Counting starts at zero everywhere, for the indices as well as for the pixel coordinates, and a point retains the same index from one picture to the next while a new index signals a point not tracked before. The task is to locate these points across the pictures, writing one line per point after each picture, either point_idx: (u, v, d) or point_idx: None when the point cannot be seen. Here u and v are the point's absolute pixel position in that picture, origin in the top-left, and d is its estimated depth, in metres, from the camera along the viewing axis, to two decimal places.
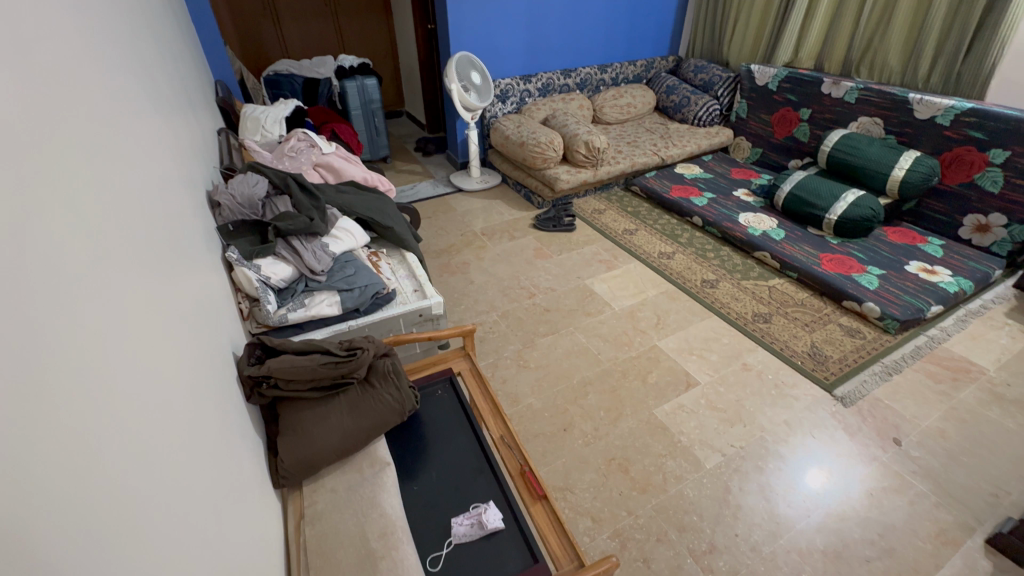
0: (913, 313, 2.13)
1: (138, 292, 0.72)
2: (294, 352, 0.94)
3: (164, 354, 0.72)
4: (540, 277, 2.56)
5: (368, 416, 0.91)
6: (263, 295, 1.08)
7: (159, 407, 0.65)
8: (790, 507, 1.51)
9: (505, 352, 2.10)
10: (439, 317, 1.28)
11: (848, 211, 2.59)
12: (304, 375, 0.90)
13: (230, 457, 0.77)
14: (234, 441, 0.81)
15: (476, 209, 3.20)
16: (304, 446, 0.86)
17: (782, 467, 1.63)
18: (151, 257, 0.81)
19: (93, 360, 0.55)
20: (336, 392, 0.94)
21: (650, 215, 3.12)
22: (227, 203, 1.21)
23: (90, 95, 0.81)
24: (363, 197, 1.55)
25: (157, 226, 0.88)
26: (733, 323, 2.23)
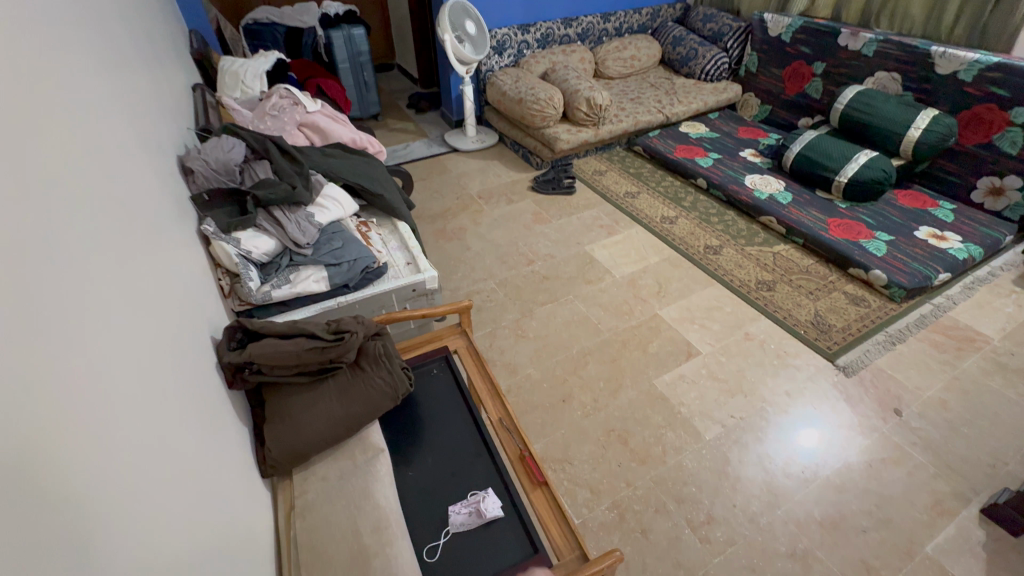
0: (921, 282, 2.08)
1: (121, 280, 0.69)
2: (278, 335, 0.88)
3: (153, 343, 0.69)
4: (538, 243, 2.48)
5: (358, 403, 0.85)
6: (244, 272, 1.01)
7: (147, 397, 0.62)
8: (783, 470, 1.53)
9: (503, 321, 2.06)
10: (433, 292, 1.21)
11: (860, 173, 2.49)
12: (287, 360, 0.84)
13: (217, 448, 0.74)
14: (220, 430, 0.77)
15: (472, 170, 3.07)
16: (292, 435, 0.81)
17: (776, 429, 1.65)
18: (131, 239, 0.76)
19: (76, 356, 0.52)
20: (324, 377, 0.88)
21: (653, 177, 3.00)
22: (201, 169, 1.10)
23: (49, 56, 0.74)
24: (352, 161, 1.44)
25: (127, 198, 0.81)
26: (736, 291, 2.18)
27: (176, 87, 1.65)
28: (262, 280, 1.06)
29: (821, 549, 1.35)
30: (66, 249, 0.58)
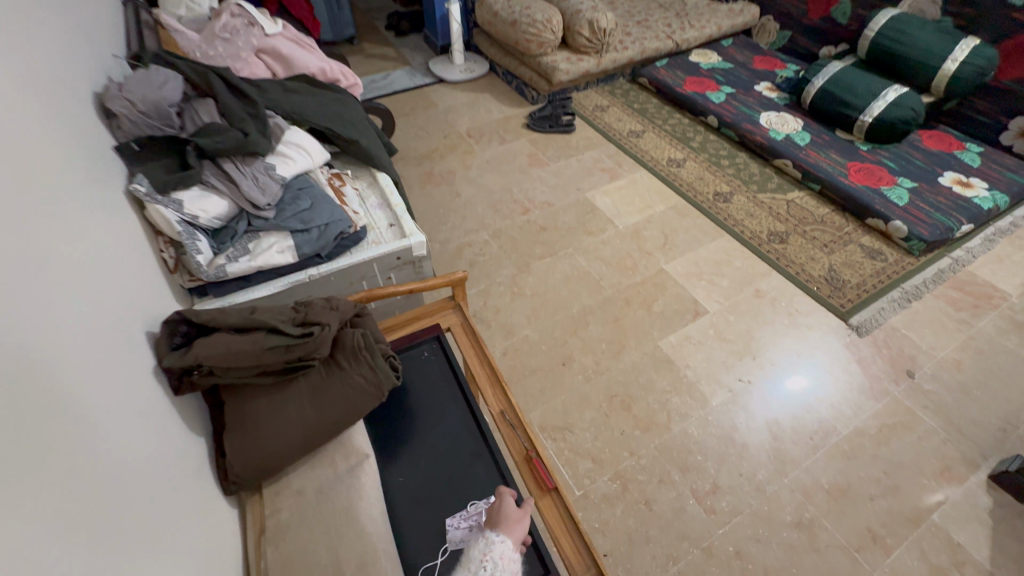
0: (943, 234, 1.95)
1: (36, 260, 0.56)
2: (232, 328, 0.72)
3: (81, 337, 0.58)
4: (535, 189, 2.28)
5: (335, 407, 0.71)
6: (191, 244, 0.84)
7: (72, 406, 0.52)
8: (765, 409, 1.54)
9: (497, 277, 1.90)
10: (421, 259, 1.06)
11: (886, 111, 2.27)
12: (244, 360, 0.69)
13: (155, 460, 0.61)
14: (162, 445, 0.64)
15: (460, 105, 2.78)
16: (257, 448, 0.68)
17: (764, 372, 1.63)
18: (49, 204, 0.62)
19: None
20: (291, 377, 0.73)
21: (659, 113, 2.74)
22: (126, 113, 0.87)
23: None
24: (319, 99, 1.21)
25: (35, 147, 0.64)
26: (747, 243, 2.04)
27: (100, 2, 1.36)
28: (215, 250, 0.88)
29: (828, 519, 1.32)
30: None
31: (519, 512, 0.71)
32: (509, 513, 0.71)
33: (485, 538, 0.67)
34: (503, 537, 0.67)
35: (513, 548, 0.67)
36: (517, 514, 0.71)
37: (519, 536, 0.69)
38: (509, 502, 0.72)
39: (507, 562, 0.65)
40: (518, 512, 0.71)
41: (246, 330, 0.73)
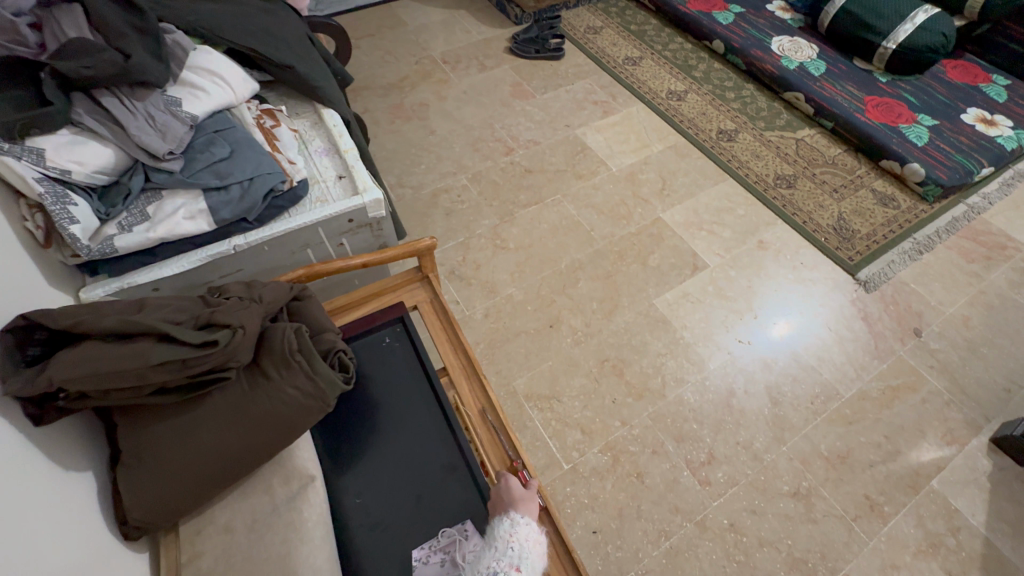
0: (962, 178, 1.80)
1: None
2: (105, 335, 0.53)
3: None
4: (518, 125, 2.02)
5: (263, 429, 0.56)
6: (60, 210, 0.64)
7: None
8: (748, 360, 1.46)
9: (477, 229, 1.71)
10: (380, 220, 0.87)
11: (914, 37, 2.03)
12: (118, 382, 0.51)
13: (17, 511, 0.45)
14: (29, 476, 0.48)
15: (433, 23, 2.42)
16: (160, 486, 0.53)
17: (754, 318, 1.55)
18: None
19: None
20: (199, 396, 0.56)
21: (659, 36, 2.43)
22: None
23: None
24: (240, 9, 0.94)
25: None
26: (750, 188, 1.86)
27: None
28: (106, 218, 0.70)
29: (826, 487, 1.26)
30: None
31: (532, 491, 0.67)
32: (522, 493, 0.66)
33: (509, 517, 0.63)
34: (527, 517, 0.63)
35: (535, 525, 0.65)
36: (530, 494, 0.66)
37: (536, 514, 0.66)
38: (515, 484, 0.67)
39: (532, 543, 0.62)
40: (528, 491, 0.67)
41: (126, 337, 0.53)
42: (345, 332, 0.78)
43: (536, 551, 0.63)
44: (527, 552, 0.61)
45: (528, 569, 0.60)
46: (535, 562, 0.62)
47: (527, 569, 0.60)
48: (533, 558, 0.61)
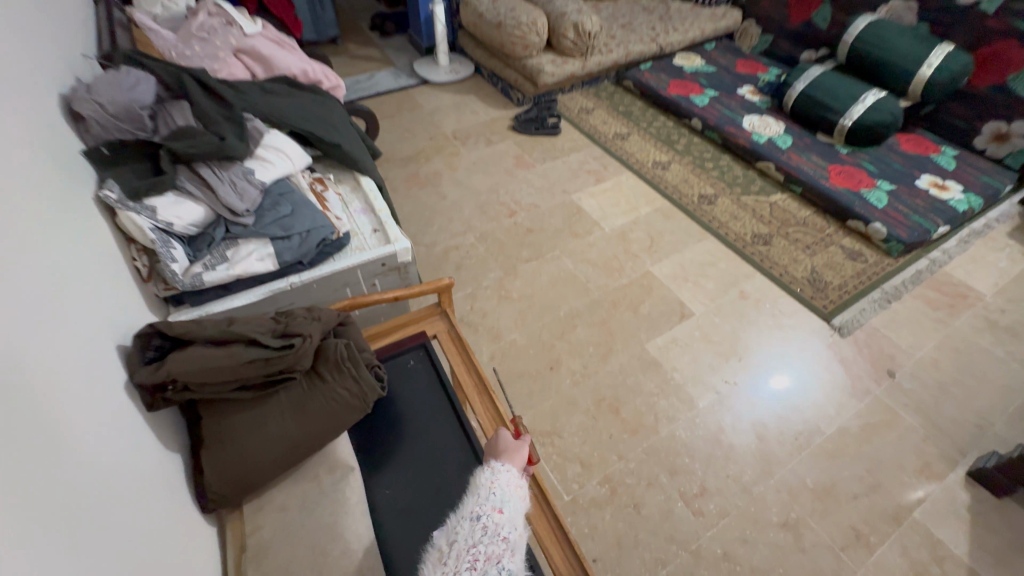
0: (921, 236, 1.99)
1: (71, 284, 0.63)
2: (209, 343, 0.71)
3: (103, 349, 0.64)
4: (521, 191, 2.27)
5: (317, 420, 0.70)
6: (165, 252, 0.83)
7: (100, 410, 0.58)
8: (750, 411, 1.55)
9: (484, 281, 1.89)
10: (406, 266, 1.04)
11: (867, 115, 2.32)
12: (218, 377, 0.68)
13: (150, 476, 0.62)
14: (153, 454, 0.65)
15: (445, 106, 2.76)
16: (233, 464, 0.66)
17: (752, 379, 1.63)
18: (79, 235, 0.71)
19: (31, 372, 0.50)
20: (272, 392, 0.72)
21: (644, 116, 2.75)
22: (94, 119, 0.82)
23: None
24: (300, 101, 1.19)
25: (62, 182, 0.72)
26: (730, 245, 2.06)
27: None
28: (192, 258, 0.88)
29: (813, 518, 1.33)
30: None
31: (518, 442, 0.76)
32: (507, 445, 0.75)
33: (491, 467, 0.71)
34: (507, 465, 0.72)
35: (518, 474, 0.72)
36: (514, 445, 0.75)
37: (520, 463, 0.74)
38: (505, 436, 0.76)
39: (514, 487, 0.69)
40: (516, 444, 0.76)
41: (224, 344, 0.72)
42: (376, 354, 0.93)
43: (520, 495, 0.69)
44: (509, 495, 0.68)
45: (511, 509, 0.66)
46: (519, 504, 0.69)
47: (509, 508, 0.66)
48: (515, 499, 0.68)
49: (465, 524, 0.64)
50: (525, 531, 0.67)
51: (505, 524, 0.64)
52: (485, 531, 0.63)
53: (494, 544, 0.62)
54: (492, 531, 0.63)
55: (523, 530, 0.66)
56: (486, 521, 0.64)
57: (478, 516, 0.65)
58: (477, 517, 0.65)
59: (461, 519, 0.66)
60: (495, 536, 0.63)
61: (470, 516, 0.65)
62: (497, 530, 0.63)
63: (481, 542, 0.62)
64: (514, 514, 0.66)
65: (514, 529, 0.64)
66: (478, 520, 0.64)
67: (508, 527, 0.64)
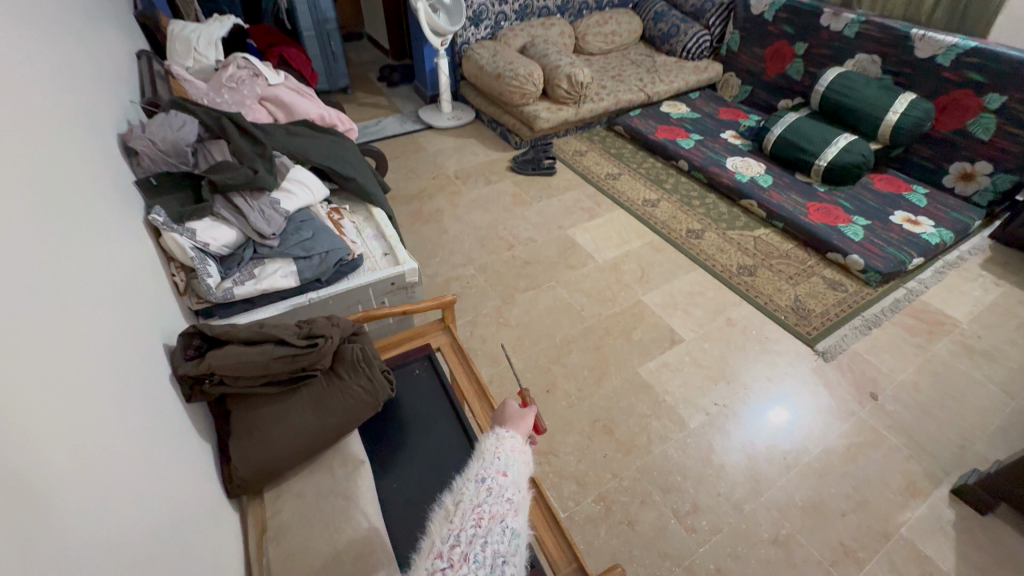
0: (896, 266, 2.11)
1: (126, 317, 0.77)
2: (243, 342, 0.85)
3: (154, 368, 0.77)
4: (518, 226, 2.41)
5: (336, 414, 0.81)
6: (202, 267, 0.96)
7: (153, 418, 0.71)
8: (745, 435, 1.60)
9: (483, 309, 1.99)
10: (413, 285, 1.18)
11: (839, 156, 2.48)
12: (253, 370, 0.81)
13: (190, 470, 0.74)
14: (190, 450, 0.76)
15: (448, 149, 2.95)
16: (260, 451, 0.76)
17: (745, 407, 1.68)
18: (132, 278, 0.85)
19: (101, 388, 0.63)
20: (298, 386, 0.84)
21: (635, 158, 2.94)
22: (145, 151, 1.04)
23: (57, 121, 0.83)
24: (322, 139, 1.36)
25: (118, 234, 0.87)
26: (717, 275, 2.17)
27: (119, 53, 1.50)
28: (223, 274, 1.01)
29: (802, 534, 1.37)
30: None
31: (523, 412, 0.79)
32: (512, 414, 0.79)
33: (496, 434, 0.73)
34: (512, 432, 0.74)
35: (522, 441, 0.74)
36: (519, 414, 0.79)
37: (524, 431, 0.76)
38: (511, 405, 0.80)
39: (518, 453, 0.71)
40: (519, 415, 0.79)
41: (257, 344, 0.85)
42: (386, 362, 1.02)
43: (522, 460, 0.71)
44: (513, 459, 0.69)
45: (515, 472, 0.68)
46: (523, 470, 0.70)
47: (513, 472, 0.67)
48: (519, 464, 0.69)
49: (470, 485, 0.65)
50: (528, 496, 0.68)
51: (510, 486, 0.65)
52: (490, 492, 0.64)
53: (499, 504, 0.62)
54: (497, 492, 0.64)
55: (526, 494, 0.67)
56: (491, 482, 0.65)
57: (483, 478, 0.66)
58: (482, 479, 0.65)
59: (466, 481, 0.66)
60: (500, 497, 0.63)
61: (475, 478, 0.66)
62: (502, 491, 0.64)
63: (486, 501, 0.62)
64: (518, 477, 0.67)
65: (517, 491, 0.66)
66: (483, 481, 0.65)
67: (513, 489, 0.65)
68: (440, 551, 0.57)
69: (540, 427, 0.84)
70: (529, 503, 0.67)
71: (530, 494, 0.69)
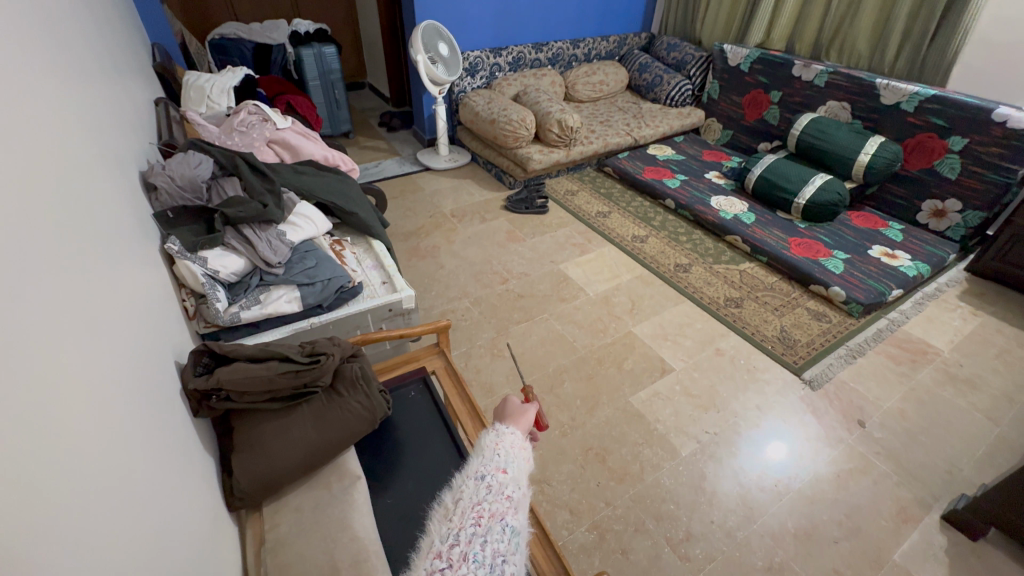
0: (876, 297, 2.18)
1: (143, 344, 0.84)
2: (249, 358, 0.96)
3: (166, 391, 0.83)
4: (513, 261, 2.49)
5: (336, 428, 0.92)
6: (212, 292, 1.11)
7: (164, 438, 0.77)
8: (748, 466, 1.61)
9: (478, 340, 2.03)
10: (410, 312, 1.36)
11: (816, 195, 2.61)
12: (260, 384, 0.90)
13: (198, 487, 0.80)
14: (198, 469, 0.83)
15: (445, 189, 3.07)
16: (263, 466, 0.85)
17: (745, 444, 1.68)
18: (146, 309, 0.92)
19: (124, 406, 0.69)
20: (299, 402, 0.94)
21: (623, 197, 3.07)
22: (165, 187, 1.21)
23: (89, 170, 0.93)
24: (327, 178, 1.59)
25: (133, 268, 0.95)
26: (705, 307, 2.24)
27: (139, 101, 1.61)
28: (230, 299, 1.16)
29: (797, 562, 1.37)
30: None
31: (523, 408, 0.86)
32: (513, 409, 0.86)
33: (496, 431, 0.79)
34: (512, 429, 0.79)
35: (521, 437, 0.79)
36: (519, 410, 0.85)
37: (524, 426, 0.83)
38: (513, 401, 0.87)
39: (517, 449, 0.76)
40: (521, 411, 0.85)
41: (263, 360, 0.96)
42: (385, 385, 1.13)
43: (522, 456, 0.76)
44: (512, 456, 0.74)
45: (513, 469, 0.72)
46: (521, 465, 0.75)
47: (512, 468, 0.72)
48: (518, 460, 0.74)
49: (470, 483, 0.70)
50: (527, 492, 0.73)
51: (508, 483, 0.70)
52: (490, 489, 0.68)
53: (498, 501, 0.67)
54: (497, 490, 0.68)
55: (525, 490, 0.72)
56: (490, 479, 0.70)
57: (482, 475, 0.70)
58: (481, 476, 0.70)
59: (466, 478, 0.71)
60: (499, 494, 0.68)
61: (475, 475, 0.71)
62: (501, 489, 0.69)
63: (485, 499, 0.67)
64: (516, 474, 0.72)
65: (517, 489, 0.70)
66: (483, 478, 0.70)
67: (512, 486, 0.70)
68: (439, 550, 0.61)
69: (540, 423, 0.90)
70: (527, 499, 0.72)
71: (528, 490, 0.74)
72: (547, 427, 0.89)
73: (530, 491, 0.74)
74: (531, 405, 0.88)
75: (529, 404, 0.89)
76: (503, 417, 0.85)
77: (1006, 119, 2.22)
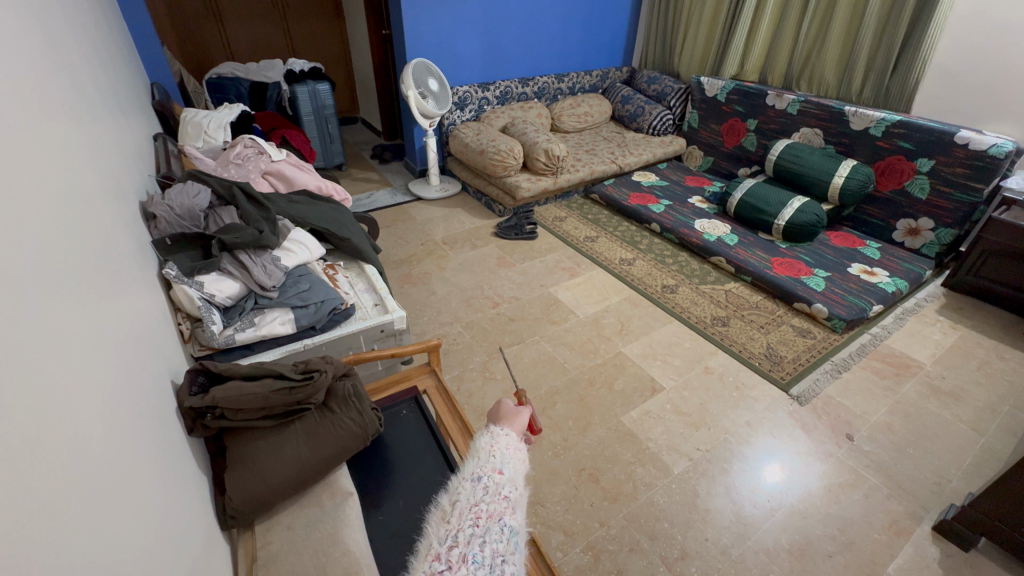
0: (858, 313, 2.23)
1: (146, 367, 0.89)
2: (244, 377, 1.04)
3: (163, 412, 0.87)
4: (503, 286, 2.53)
5: (328, 444, 0.98)
6: (207, 316, 1.19)
7: (165, 455, 0.81)
8: (748, 497, 1.58)
9: (470, 364, 2.05)
10: (400, 333, 1.45)
11: (795, 216, 2.70)
12: (255, 402, 0.98)
13: (195, 504, 0.84)
14: (193, 487, 0.86)
15: (436, 218, 3.14)
16: (254, 484, 0.90)
17: (745, 467, 1.67)
18: (146, 334, 0.96)
19: (132, 425, 0.74)
20: (293, 418, 1.01)
21: (610, 222, 3.15)
22: (164, 215, 1.28)
23: (96, 205, 0.99)
24: (322, 208, 1.70)
25: (133, 294, 0.99)
26: (693, 327, 2.29)
27: (139, 138, 1.67)
28: (225, 323, 1.24)
29: None
30: (18, 300, 0.58)
31: (518, 409, 0.88)
32: (508, 411, 0.88)
33: (491, 433, 0.81)
34: (506, 430, 0.82)
35: (516, 438, 0.82)
36: (514, 412, 0.88)
37: (518, 428, 0.85)
38: (507, 404, 0.89)
39: (512, 450, 0.78)
40: (515, 412, 0.88)
41: (257, 378, 1.04)
42: (377, 404, 1.18)
43: (518, 458, 0.78)
44: (508, 458, 0.76)
45: (509, 470, 0.74)
46: (517, 466, 0.77)
47: (508, 469, 0.75)
48: (513, 461, 0.77)
49: (467, 484, 0.72)
50: (523, 492, 0.75)
51: (505, 483, 0.72)
52: (487, 491, 0.70)
53: (497, 502, 0.69)
54: (494, 491, 0.70)
55: (521, 490, 0.74)
56: (487, 481, 0.72)
57: (479, 476, 0.72)
58: (478, 477, 0.72)
59: (462, 481, 0.73)
60: (496, 495, 0.70)
61: (472, 477, 0.73)
62: (498, 490, 0.71)
63: (483, 500, 0.68)
64: (512, 474, 0.74)
65: (513, 489, 0.72)
66: (479, 480, 0.72)
67: (508, 486, 0.72)
68: (438, 553, 0.62)
69: (534, 427, 0.92)
70: (525, 500, 0.74)
71: (525, 490, 0.76)
72: (540, 429, 0.91)
73: (527, 490, 0.76)
74: (525, 408, 0.90)
75: (523, 408, 0.91)
76: (498, 419, 0.87)
77: (968, 142, 2.33)
